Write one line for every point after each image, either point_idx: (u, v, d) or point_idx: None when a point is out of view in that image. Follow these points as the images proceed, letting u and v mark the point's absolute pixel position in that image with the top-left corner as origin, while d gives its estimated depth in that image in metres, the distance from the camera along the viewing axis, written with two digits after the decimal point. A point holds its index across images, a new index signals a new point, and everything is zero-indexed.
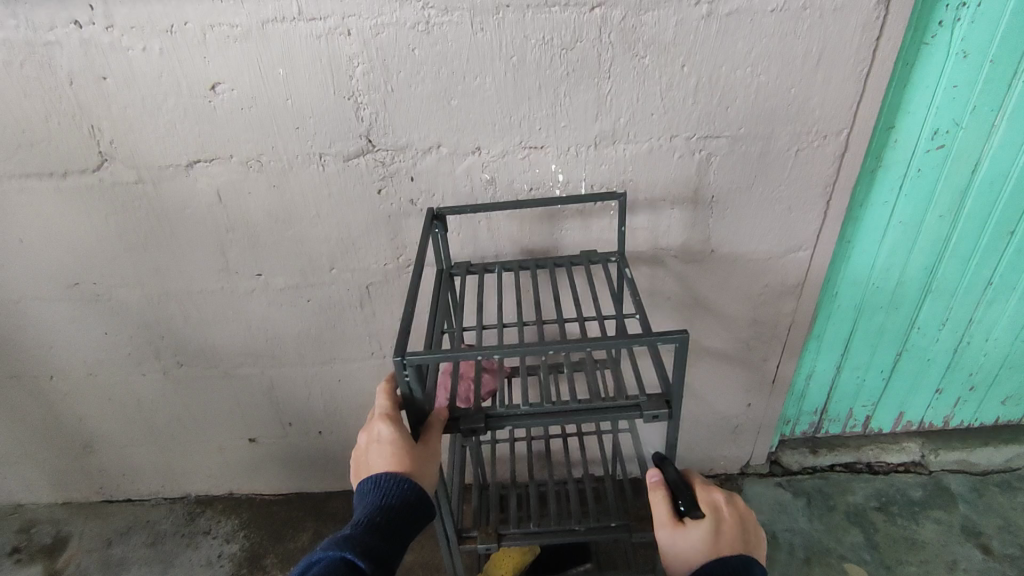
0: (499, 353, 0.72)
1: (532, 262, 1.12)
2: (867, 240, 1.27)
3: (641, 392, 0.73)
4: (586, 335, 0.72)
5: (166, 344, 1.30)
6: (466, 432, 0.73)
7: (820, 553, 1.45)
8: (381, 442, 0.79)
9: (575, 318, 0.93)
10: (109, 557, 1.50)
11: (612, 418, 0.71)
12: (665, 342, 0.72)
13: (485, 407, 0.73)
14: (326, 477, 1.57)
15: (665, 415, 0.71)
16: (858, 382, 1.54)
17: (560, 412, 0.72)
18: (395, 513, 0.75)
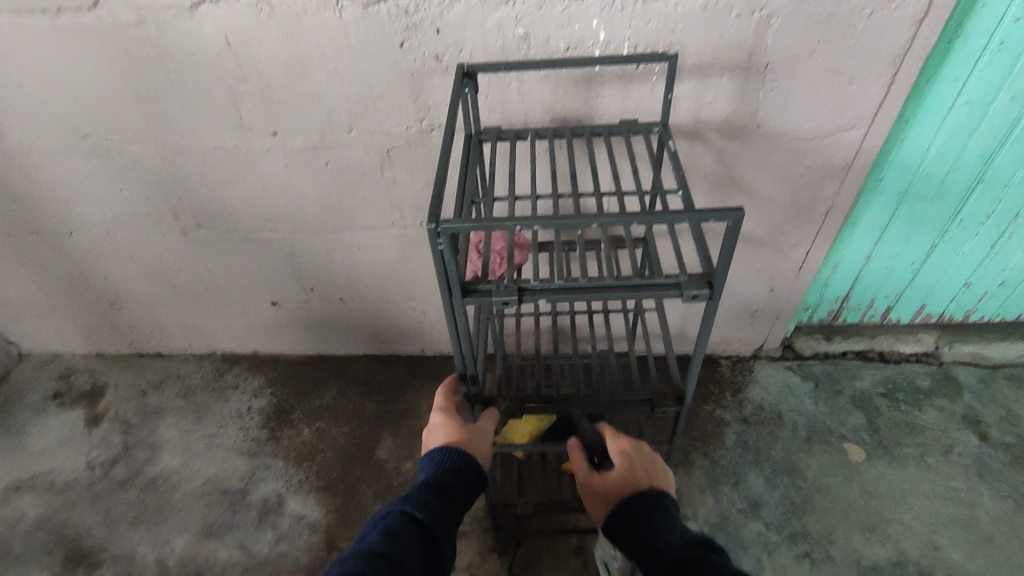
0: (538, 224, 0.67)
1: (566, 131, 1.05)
2: (925, 121, 1.17)
3: (681, 271, 0.71)
4: (635, 207, 0.66)
5: (183, 204, 1.27)
6: (499, 305, 0.69)
7: (822, 432, 1.51)
8: (433, 427, 0.90)
9: (614, 190, 0.87)
10: (144, 404, 1.58)
11: (650, 297, 0.69)
12: (717, 220, 0.67)
13: (519, 280, 0.70)
14: (347, 341, 1.61)
15: (705, 297, 0.68)
16: (885, 272, 1.50)
17: (597, 289, 0.70)
18: (452, 478, 0.83)
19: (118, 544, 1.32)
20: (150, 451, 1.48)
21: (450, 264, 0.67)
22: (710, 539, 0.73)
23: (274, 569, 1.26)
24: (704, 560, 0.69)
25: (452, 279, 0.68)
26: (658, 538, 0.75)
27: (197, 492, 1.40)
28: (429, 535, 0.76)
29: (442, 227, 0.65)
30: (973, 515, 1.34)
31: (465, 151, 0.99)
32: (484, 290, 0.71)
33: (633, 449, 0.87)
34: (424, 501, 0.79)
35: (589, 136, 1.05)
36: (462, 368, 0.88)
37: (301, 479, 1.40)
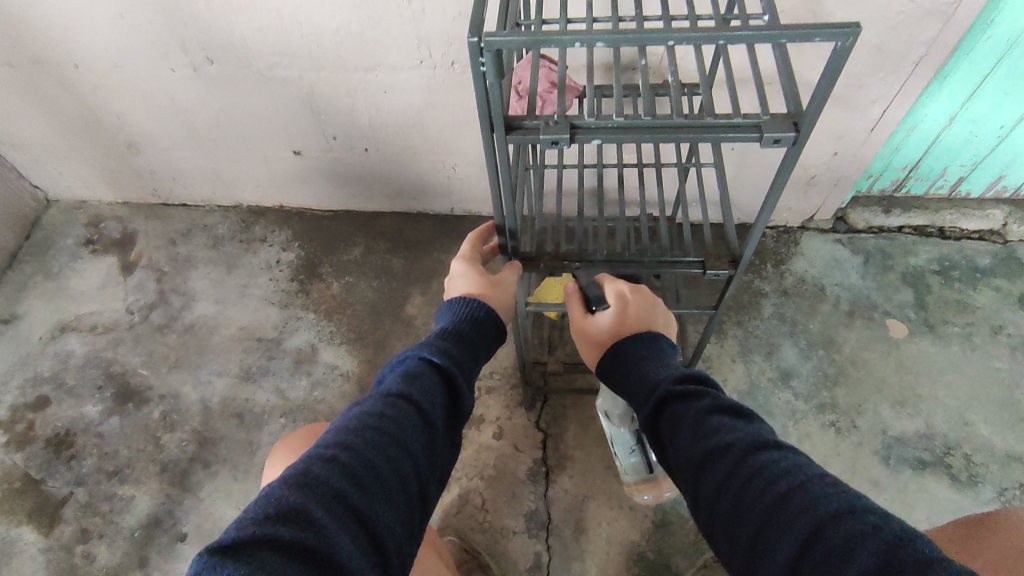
0: (601, 40, 0.55)
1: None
2: None
3: (763, 111, 0.60)
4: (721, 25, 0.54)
5: (192, 35, 1.16)
6: (546, 145, 0.60)
7: (866, 307, 1.45)
8: (455, 277, 0.88)
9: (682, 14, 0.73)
10: (175, 253, 1.58)
11: (724, 139, 0.59)
12: (822, 40, 0.55)
13: (571, 115, 0.60)
14: (374, 196, 1.55)
15: (789, 141, 0.59)
16: (968, 138, 1.34)
17: (662, 127, 0.60)
18: (472, 326, 0.79)
19: (162, 383, 1.38)
20: (185, 299, 1.50)
21: (494, 91, 0.57)
22: (701, 371, 0.68)
23: (311, 412, 1.31)
24: (692, 391, 0.64)
25: (495, 111, 0.59)
26: (648, 376, 0.70)
27: (233, 338, 1.43)
28: (452, 380, 0.72)
29: (486, 43, 0.54)
30: (1011, 396, 1.31)
31: None
32: (529, 127, 0.62)
33: (628, 294, 0.82)
34: (444, 347, 0.74)
35: None
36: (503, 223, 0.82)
37: (333, 331, 1.42)
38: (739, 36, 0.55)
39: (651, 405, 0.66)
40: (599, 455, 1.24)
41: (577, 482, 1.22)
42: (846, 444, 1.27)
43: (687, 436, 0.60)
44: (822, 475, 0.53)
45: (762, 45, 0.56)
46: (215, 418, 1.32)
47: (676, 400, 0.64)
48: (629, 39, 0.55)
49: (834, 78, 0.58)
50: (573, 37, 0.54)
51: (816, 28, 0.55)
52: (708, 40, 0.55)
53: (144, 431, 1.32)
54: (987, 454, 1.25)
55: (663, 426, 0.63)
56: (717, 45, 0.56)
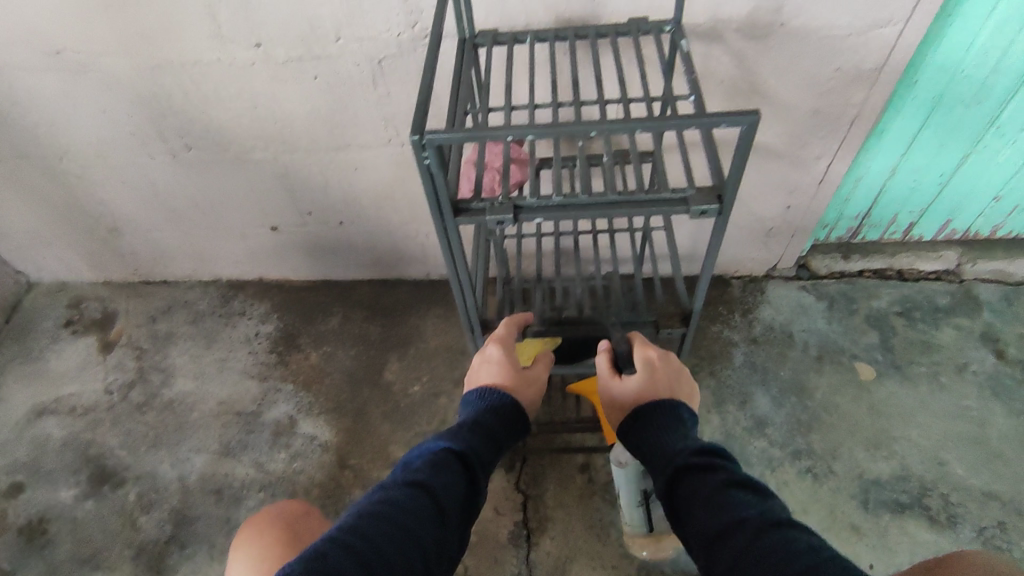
0: (533, 132, 0.63)
1: (566, 32, 0.92)
2: (969, 16, 1.07)
3: (690, 186, 0.67)
4: (636, 116, 0.62)
5: (171, 124, 1.22)
6: (492, 225, 0.66)
7: (834, 351, 1.48)
8: (488, 360, 0.89)
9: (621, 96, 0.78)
10: (155, 331, 1.60)
11: (658, 213, 0.65)
12: (730, 124, 0.61)
13: (514, 197, 0.66)
14: (350, 265, 1.59)
15: (716, 212, 0.64)
16: (912, 186, 1.42)
17: (599, 205, 0.66)
18: (495, 418, 0.81)
19: (140, 463, 1.37)
20: (164, 375, 1.51)
21: (439, 180, 0.63)
22: (718, 444, 0.70)
23: (289, 485, 1.31)
24: (708, 465, 0.67)
25: (442, 199, 0.65)
26: (665, 444, 0.73)
27: (212, 413, 1.43)
28: (470, 468, 0.73)
29: (428, 140, 0.60)
30: (981, 432, 1.34)
31: (457, 56, 0.88)
32: (475, 210, 0.67)
33: (655, 359, 0.85)
34: (467, 435, 0.76)
35: (595, 38, 0.91)
36: (461, 298, 0.86)
37: (312, 401, 1.43)
38: (655, 126, 0.62)
39: (667, 475, 0.69)
40: (580, 514, 1.24)
41: (559, 544, 1.21)
42: (825, 490, 1.28)
43: (703, 510, 0.62)
44: (833, 556, 0.54)
45: (678, 131, 0.63)
46: (193, 496, 1.31)
47: (693, 472, 0.67)
48: (557, 131, 0.63)
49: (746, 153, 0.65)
50: (506, 131, 0.63)
51: (722, 114, 0.61)
52: (627, 130, 0.62)
53: (120, 514, 1.30)
54: (963, 492, 1.26)
55: (679, 497, 0.66)
56: (637, 134, 0.63)
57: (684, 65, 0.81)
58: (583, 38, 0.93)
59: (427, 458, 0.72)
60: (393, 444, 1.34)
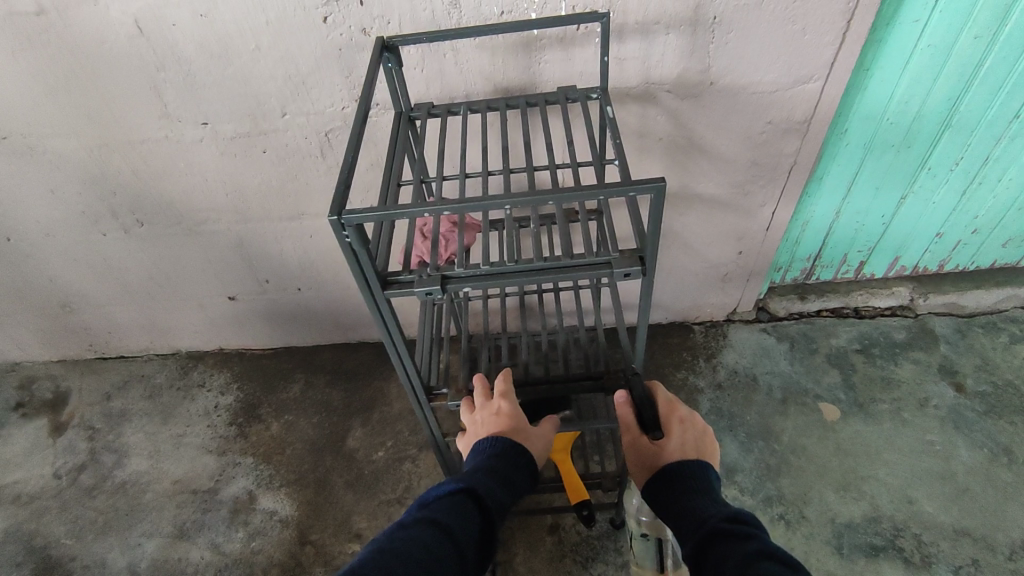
0: (449, 209, 0.65)
1: (498, 102, 0.96)
2: (886, 69, 1.13)
3: (613, 248, 0.72)
4: (548, 188, 0.64)
5: (120, 201, 1.22)
6: (422, 295, 0.70)
7: (798, 393, 1.49)
8: (501, 415, 0.84)
9: (551, 161, 0.81)
10: (109, 408, 1.55)
11: (579, 278, 0.70)
12: (640, 193, 0.65)
13: (442, 267, 0.70)
14: (311, 331, 1.57)
15: (637, 274, 0.70)
16: (857, 227, 1.47)
17: (524, 271, 0.70)
18: (506, 465, 0.79)
19: (88, 552, 1.30)
20: (117, 456, 1.45)
21: (363, 254, 0.66)
22: (751, 514, 0.70)
23: (247, 567, 1.25)
24: (741, 532, 0.67)
25: (370, 275, 0.69)
26: (698, 512, 0.73)
27: (167, 492, 1.38)
28: (486, 514, 0.72)
29: (347, 219, 0.63)
30: (947, 467, 1.34)
31: (393, 127, 0.92)
32: (406, 280, 0.72)
33: (686, 419, 0.84)
34: (480, 480, 0.75)
35: (526, 107, 0.95)
36: (401, 369, 0.85)
37: (271, 475, 1.38)
38: (568, 196, 0.64)
39: (696, 539, 0.69)
40: None
41: None
42: (798, 537, 1.26)
43: (730, 573, 0.61)
44: None
45: (591, 199, 0.65)
46: None
47: (725, 537, 0.66)
48: (474, 208, 0.65)
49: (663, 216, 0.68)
50: (422, 209, 0.64)
51: (631, 185, 0.64)
52: (540, 201, 0.65)
53: None
54: (934, 531, 1.25)
55: (708, 561, 0.65)
56: (550, 204, 0.65)
57: (611, 129, 0.84)
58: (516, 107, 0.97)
59: (443, 504, 0.70)
60: (356, 515, 1.30)
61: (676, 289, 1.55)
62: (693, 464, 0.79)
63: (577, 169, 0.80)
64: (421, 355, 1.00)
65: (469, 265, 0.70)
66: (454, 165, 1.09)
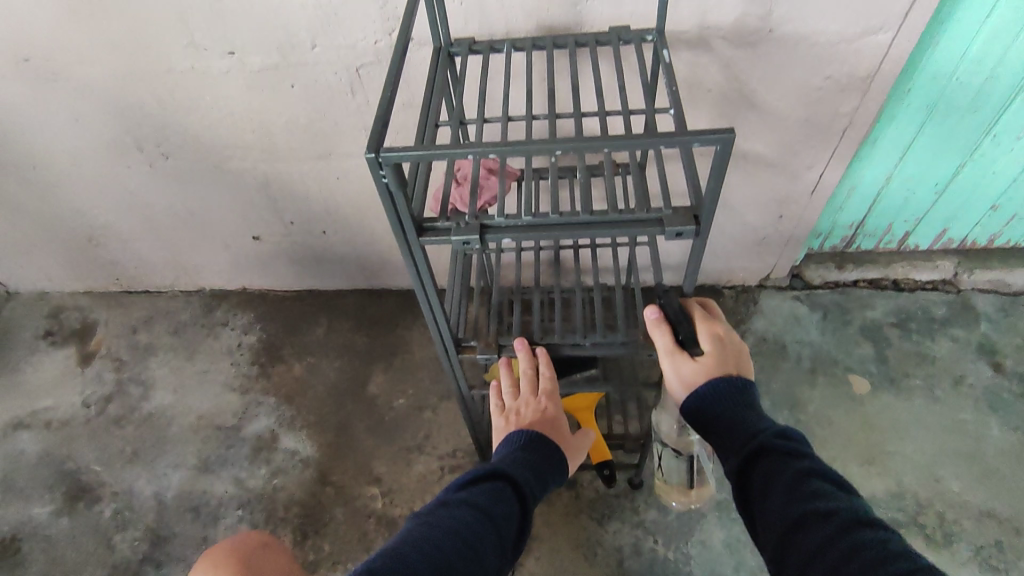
0: (495, 152, 0.60)
1: (543, 40, 0.90)
2: (963, 23, 1.04)
3: (666, 205, 0.68)
4: (605, 135, 0.59)
5: (146, 133, 1.19)
6: (460, 244, 0.68)
7: (827, 364, 1.45)
8: (543, 412, 0.86)
9: (599, 107, 0.76)
10: (135, 342, 1.57)
11: (629, 234, 0.68)
12: (704, 144, 0.60)
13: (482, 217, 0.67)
14: (334, 275, 1.56)
15: (690, 235, 0.66)
16: (908, 195, 1.39)
17: (569, 225, 0.67)
18: (535, 453, 0.80)
19: (116, 479, 1.34)
20: (143, 388, 1.48)
21: (399, 195, 0.63)
22: (796, 432, 0.71)
23: (268, 503, 1.27)
24: (790, 451, 0.68)
25: (407, 219, 0.66)
26: (744, 425, 0.72)
27: (192, 427, 1.40)
28: (523, 498, 0.73)
29: (385, 158, 0.60)
30: (977, 448, 1.30)
31: (434, 64, 0.88)
32: (442, 228, 0.69)
33: (725, 339, 0.79)
34: (513, 463, 0.77)
35: (574, 47, 0.90)
36: (433, 319, 0.84)
37: (293, 416, 1.40)
38: (626, 146, 0.60)
39: (742, 453, 0.69)
40: (566, 533, 1.21)
41: (544, 564, 1.18)
42: None
43: (783, 494, 0.64)
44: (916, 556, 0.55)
45: (649, 149, 0.61)
46: (170, 514, 1.28)
47: (774, 456, 0.67)
48: (523, 152, 0.60)
49: (724, 171, 0.63)
50: (466, 150, 0.60)
51: (695, 134, 0.60)
52: (595, 149, 0.60)
53: (94, 531, 1.27)
54: (959, 510, 1.23)
55: (754, 475, 0.67)
56: (606, 153, 0.61)
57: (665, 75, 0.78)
58: (564, 46, 0.92)
59: (480, 485, 0.72)
60: (376, 459, 1.31)
61: (709, 252, 1.50)
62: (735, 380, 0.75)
63: (625, 117, 0.76)
64: (452, 303, 0.98)
65: (510, 215, 0.67)
66: (490, 109, 1.04)
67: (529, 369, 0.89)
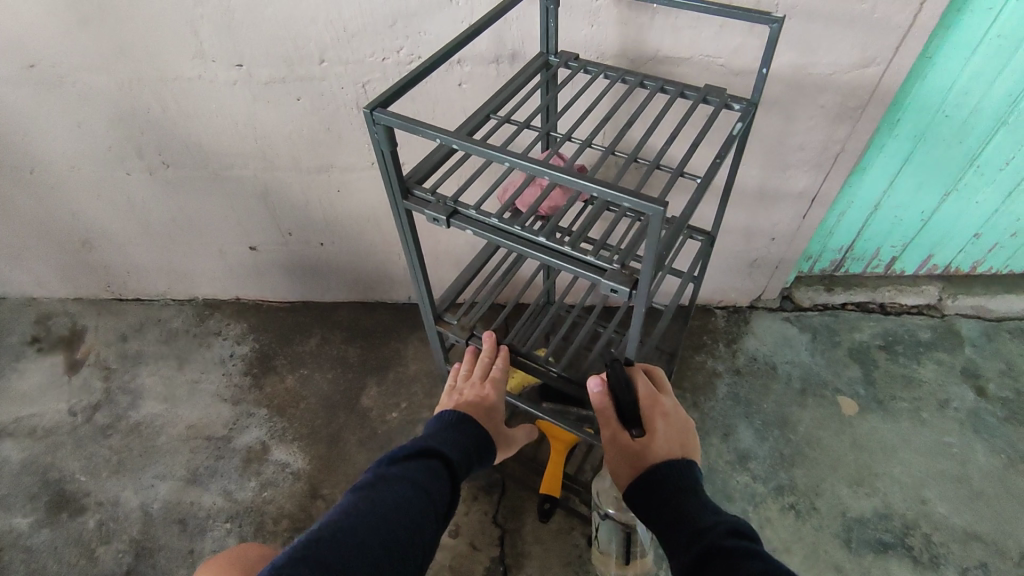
0: (460, 143, 0.63)
1: (637, 75, 0.89)
2: (950, 57, 1.09)
3: (621, 257, 0.66)
4: (549, 165, 0.59)
5: (148, 141, 1.20)
6: (429, 220, 0.70)
7: (817, 385, 1.47)
8: (485, 396, 0.91)
9: (655, 161, 0.73)
10: (126, 349, 1.55)
11: (565, 268, 0.66)
12: (637, 206, 0.57)
13: (456, 201, 0.69)
14: (330, 286, 1.56)
15: (624, 294, 0.64)
16: (894, 222, 1.43)
17: (523, 242, 0.68)
18: (468, 433, 0.86)
19: (101, 489, 1.31)
20: (132, 397, 1.46)
21: (386, 154, 0.66)
22: (750, 527, 0.70)
23: (258, 515, 1.26)
24: (743, 547, 0.66)
25: (392, 178, 0.68)
26: (692, 517, 0.73)
27: (182, 437, 1.38)
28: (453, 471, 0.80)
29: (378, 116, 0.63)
30: (963, 470, 1.33)
31: (527, 65, 0.90)
32: (423, 200, 0.71)
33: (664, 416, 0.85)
34: (445, 443, 0.82)
35: (658, 89, 0.87)
36: (415, 283, 0.85)
37: (285, 428, 1.38)
38: (566, 179, 0.60)
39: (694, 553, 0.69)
40: (558, 550, 1.21)
41: None
42: (807, 527, 1.26)
43: None
44: None
45: (590, 192, 0.60)
46: (156, 525, 1.25)
47: (725, 555, 0.66)
48: (484, 154, 0.62)
49: (663, 241, 0.59)
50: (435, 132, 0.62)
51: (630, 195, 0.56)
52: (538, 174, 0.60)
53: (77, 543, 1.24)
54: (944, 532, 1.24)
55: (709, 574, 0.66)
56: (548, 179, 0.61)
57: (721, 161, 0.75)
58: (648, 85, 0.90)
59: (415, 461, 0.77)
60: None
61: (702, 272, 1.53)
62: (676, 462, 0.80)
63: (677, 174, 0.72)
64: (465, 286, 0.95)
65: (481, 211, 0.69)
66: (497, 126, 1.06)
67: (486, 356, 0.95)
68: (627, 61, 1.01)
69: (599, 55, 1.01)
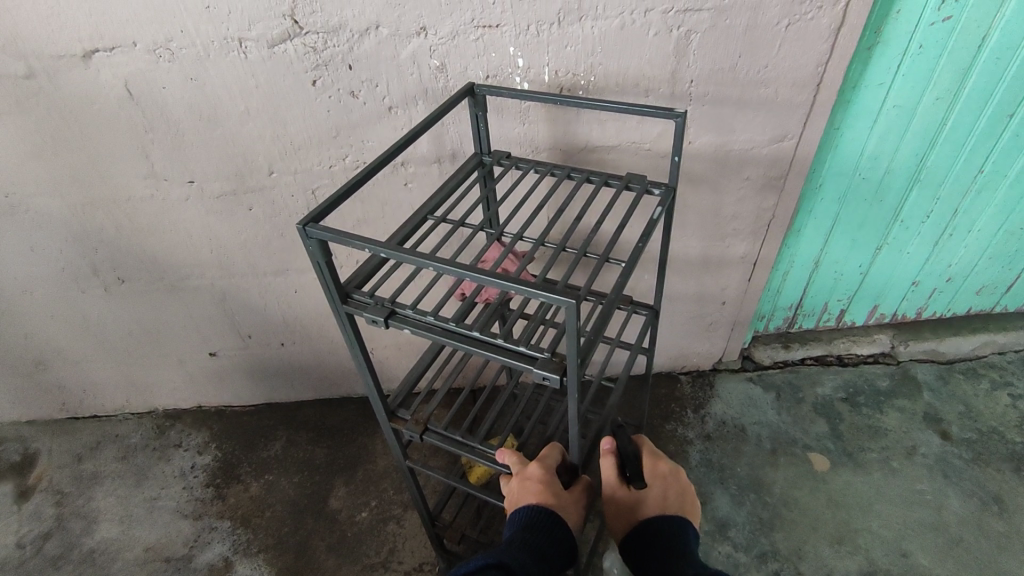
0: (387, 251, 0.65)
1: (566, 167, 0.94)
2: (855, 127, 1.19)
3: (551, 346, 0.68)
4: (471, 266, 0.62)
5: (102, 259, 1.21)
6: (370, 321, 0.72)
7: (787, 444, 1.48)
8: (530, 480, 0.83)
9: (581, 249, 0.76)
10: (80, 472, 1.49)
11: (499, 360, 0.68)
12: (551, 300, 0.60)
13: (394, 301, 0.72)
14: (294, 385, 1.54)
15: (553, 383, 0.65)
16: (836, 276, 1.50)
17: (459, 338, 0.70)
18: (537, 538, 0.79)
19: None
20: (86, 522, 1.39)
21: (324, 265, 0.69)
22: None
23: None
24: None
25: (331, 285, 0.70)
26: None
27: (139, 560, 1.31)
28: None
29: (312, 231, 0.66)
30: (939, 518, 1.33)
31: (459, 167, 0.95)
32: (363, 301, 0.73)
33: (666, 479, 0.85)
34: (509, 551, 0.77)
35: (585, 180, 0.92)
36: (365, 381, 0.84)
37: (249, 540, 1.32)
38: (485, 279, 0.63)
39: None
40: None
41: None
42: None
43: None
44: None
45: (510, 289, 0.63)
46: None
47: None
48: (411, 260, 0.64)
49: (582, 329, 0.62)
50: (364, 243, 0.65)
51: (545, 292, 0.59)
52: (461, 276, 0.63)
53: None
54: None
55: None
56: (471, 280, 0.64)
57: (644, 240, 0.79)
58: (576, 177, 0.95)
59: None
60: None
61: (661, 340, 1.56)
62: (672, 523, 0.83)
63: (603, 260, 0.75)
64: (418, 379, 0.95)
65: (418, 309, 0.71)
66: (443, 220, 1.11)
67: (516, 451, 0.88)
68: (561, 153, 1.08)
69: (533, 149, 1.07)
